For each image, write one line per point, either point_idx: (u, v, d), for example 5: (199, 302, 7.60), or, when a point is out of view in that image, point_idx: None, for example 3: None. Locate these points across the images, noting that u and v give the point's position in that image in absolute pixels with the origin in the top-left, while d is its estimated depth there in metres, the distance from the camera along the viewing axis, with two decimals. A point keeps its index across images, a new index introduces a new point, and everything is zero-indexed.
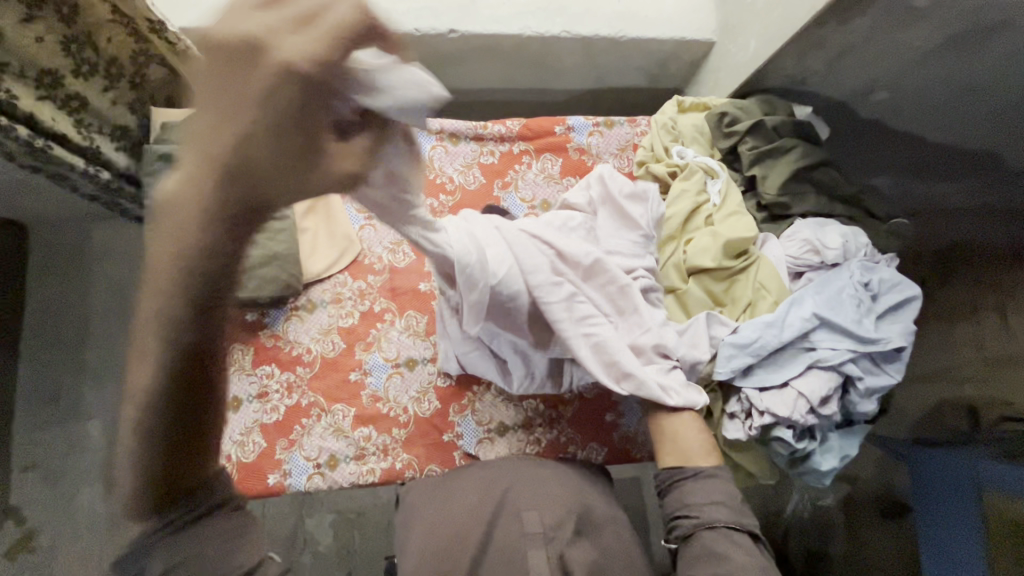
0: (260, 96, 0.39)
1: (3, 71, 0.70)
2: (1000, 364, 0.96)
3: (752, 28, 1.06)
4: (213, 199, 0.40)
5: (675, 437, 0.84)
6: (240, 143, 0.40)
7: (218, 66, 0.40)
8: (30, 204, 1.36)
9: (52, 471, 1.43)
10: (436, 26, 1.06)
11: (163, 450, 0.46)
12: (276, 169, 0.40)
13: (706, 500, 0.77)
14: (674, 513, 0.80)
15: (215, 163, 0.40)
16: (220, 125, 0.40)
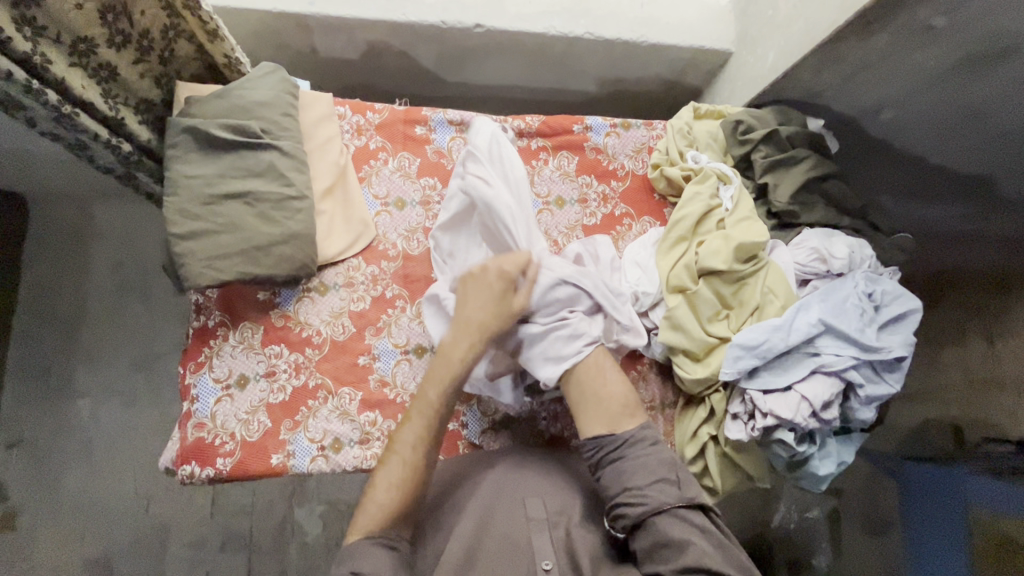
0: (481, 281, 0.84)
1: (40, 36, 0.71)
2: (982, 388, 0.99)
3: (772, 40, 1.08)
4: (469, 358, 0.82)
5: (608, 403, 0.83)
6: (487, 324, 0.82)
7: (475, 283, 0.84)
8: (34, 175, 1.34)
9: (35, 450, 1.39)
10: (463, 20, 1.07)
11: (394, 494, 0.74)
12: (479, 313, 0.83)
13: (648, 482, 0.76)
14: (615, 499, 0.77)
15: (470, 327, 0.83)
16: (467, 303, 0.84)
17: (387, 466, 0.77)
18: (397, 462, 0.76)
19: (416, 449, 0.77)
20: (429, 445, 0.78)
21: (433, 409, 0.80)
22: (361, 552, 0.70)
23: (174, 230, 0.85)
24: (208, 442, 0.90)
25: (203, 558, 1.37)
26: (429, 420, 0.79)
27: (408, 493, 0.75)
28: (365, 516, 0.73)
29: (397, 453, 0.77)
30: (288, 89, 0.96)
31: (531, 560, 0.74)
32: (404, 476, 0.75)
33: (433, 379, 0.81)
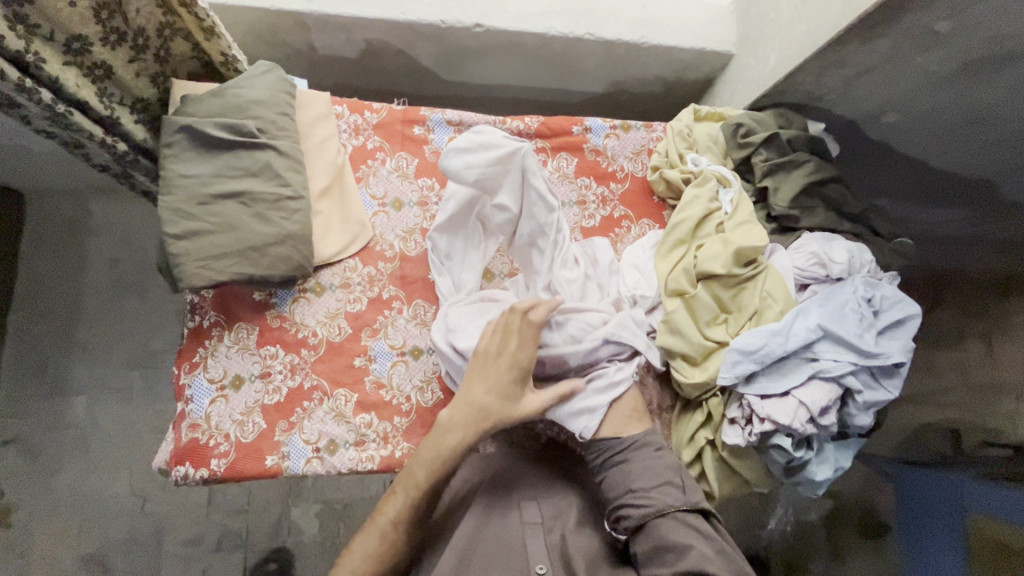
0: (492, 360, 0.81)
1: (33, 34, 0.71)
2: (980, 390, 0.99)
3: (774, 43, 1.07)
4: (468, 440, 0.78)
5: (619, 406, 0.86)
6: (490, 405, 0.79)
7: (485, 364, 0.81)
8: (29, 171, 1.33)
9: (30, 446, 1.39)
10: (463, 19, 1.06)
11: (374, 553, 0.74)
12: (486, 392, 0.80)
13: (651, 485, 0.77)
14: (618, 501, 0.78)
15: (471, 407, 0.79)
16: (473, 380, 0.81)
17: (365, 534, 0.76)
18: (375, 532, 0.76)
19: (396, 526, 0.76)
20: (413, 518, 0.77)
21: (419, 488, 0.77)
22: None
23: (169, 229, 0.84)
24: (202, 442, 0.89)
25: (198, 557, 1.37)
26: (416, 499, 0.77)
27: (387, 557, 0.75)
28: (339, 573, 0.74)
29: (376, 523, 0.76)
30: (286, 88, 0.95)
31: (525, 562, 0.71)
32: (383, 546, 0.75)
33: (424, 457, 0.79)
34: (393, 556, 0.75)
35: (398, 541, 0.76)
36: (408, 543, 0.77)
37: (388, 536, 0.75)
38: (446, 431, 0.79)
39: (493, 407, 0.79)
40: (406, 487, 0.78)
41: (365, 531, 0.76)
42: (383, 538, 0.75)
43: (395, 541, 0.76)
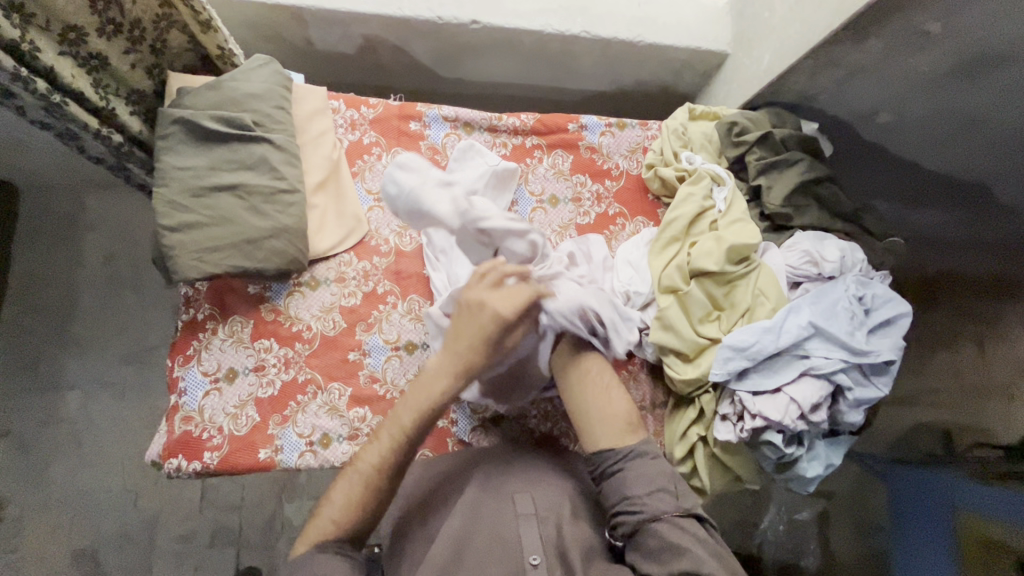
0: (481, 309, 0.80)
1: (28, 23, 0.71)
2: (979, 397, 0.97)
3: (768, 43, 1.08)
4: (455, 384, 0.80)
5: (612, 419, 0.85)
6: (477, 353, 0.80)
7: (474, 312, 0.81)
8: (23, 164, 1.33)
9: (22, 441, 1.38)
10: (459, 15, 1.06)
11: (355, 499, 0.75)
12: (472, 337, 0.80)
13: (647, 491, 0.78)
14: (616, 508, 0.79)
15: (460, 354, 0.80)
16: (461, 328, 0.81)
17: (346, 480, 0.76)
18: (357, 477, 0.76)
19: (379, 472, 0.76)
20: (394, 465, 0.77)
21: (405, 430, 0.78)
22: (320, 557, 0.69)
23: (163, 222, 0.84)
24: (196, 435, 0.89)
25: (190, 552, 1.37)
26: (399, 445, 0.78)
27: (367, 507, 0.75)
28: (317, 526, 0.74)
29: (358, 471, 0.76)
30: (282, 82, 0.96)
31: (519, 556, 0.72)
32: (365, 492, 0.75)
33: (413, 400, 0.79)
34: (371, 501, 0.75)
35: (380, 486, 0.76)
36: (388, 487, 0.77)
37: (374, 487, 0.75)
38: (433, 376, 0.80)
39: (480, 355, 0.80)
40: (392, 432, 0.78)
41: (346, 483, 0.76)
42: (364, 490, 0.75)
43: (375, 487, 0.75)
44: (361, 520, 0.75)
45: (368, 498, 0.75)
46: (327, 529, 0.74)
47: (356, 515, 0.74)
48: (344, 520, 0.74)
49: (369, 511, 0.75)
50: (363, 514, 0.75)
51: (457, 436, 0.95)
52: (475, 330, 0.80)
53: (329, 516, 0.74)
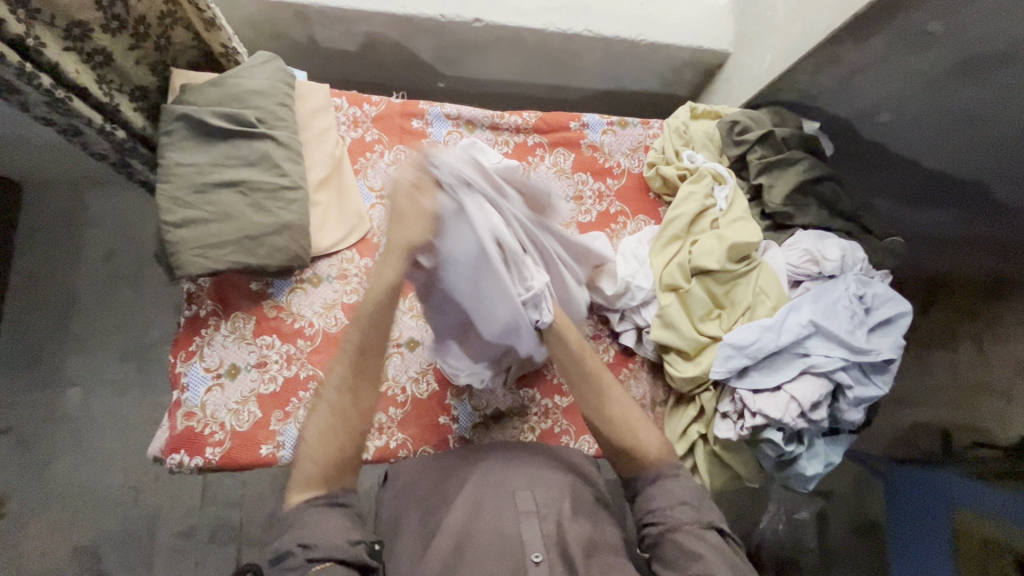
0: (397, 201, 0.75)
1: (34, 18, 0.71)
2: (975, 391, 1.01)
3: (769, 42, 1.08)
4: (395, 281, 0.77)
5: (641, 452, 0.83)
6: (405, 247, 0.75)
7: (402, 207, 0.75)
8: (26, 160, 1.33)
9: (24, 437, 1.39)
10: (462, 14, 1.07)
11: (325, 431, 0.76)
12: (396, 231, 0.75)
13: (669, 504, 0.78)
14: (641, 520, 0.80)
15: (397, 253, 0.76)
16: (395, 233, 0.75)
17: (318, 413, 0.77)
18: (324, 408, 0.77)
19: (345, 394, 0.77)
20: (358, 387, 0.78)
21: (358, 338, 0.77)
22: (311, 521, 0.71)
23: (166, 218, 0.84)
24: (197, 431, 0.89)
25: (191, 549, 1.37)
26: (358, 360, 0.78)
27: (341, 440, 0.76)
28: (301, 473, 0.75)
29: (324, 399, 0.77)
30: (284, 79, 0.96)
31: (520, 553, 0.71)
32: (335, 419, 0.76)
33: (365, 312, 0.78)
34: (340, 425, 0.76)
35: (347, 404, 0.77)
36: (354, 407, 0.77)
37: (352, 415, 0.77)
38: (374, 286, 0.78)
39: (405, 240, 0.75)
40: (350, 349, 0.78)
41: (321, 419, 0.76)
42: (342, 421, 0.76)
43: (341, 410, 0.77)
44: (338, 453, 0.75)
45: (338, 423, 0.76)
46: (309, 479, 0.74)
47: (334, 454, 0.75)
48: (323, 458, 0.75)
49: (342, 437, 0.76)
50: (337, 442, 0.76)
51: (458, 432, 0.95)
52: (405, 224, 0.74)
53: (308, 457, 0.75)
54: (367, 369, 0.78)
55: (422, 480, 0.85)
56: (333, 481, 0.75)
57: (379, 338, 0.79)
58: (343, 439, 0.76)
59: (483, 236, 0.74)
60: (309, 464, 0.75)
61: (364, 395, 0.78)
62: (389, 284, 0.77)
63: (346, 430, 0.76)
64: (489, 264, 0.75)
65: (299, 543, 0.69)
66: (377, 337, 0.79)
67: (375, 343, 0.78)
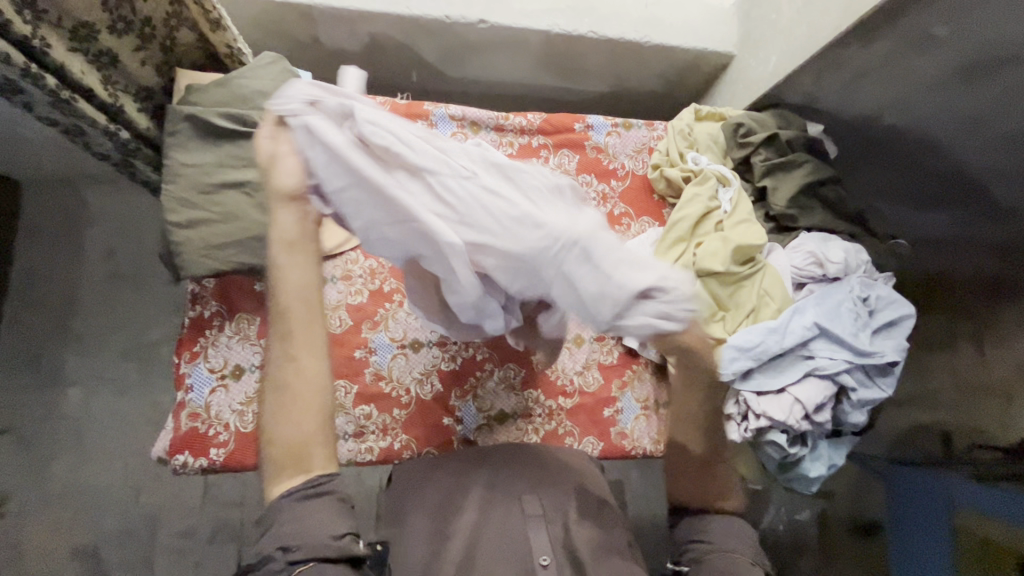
0: (271, 157, 0.71)
1: (40, 20, 0.70)
2: (971, 394, 1.06)
3: (774, 45, 1.09)
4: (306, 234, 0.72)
5: (709, 484, 0.85)
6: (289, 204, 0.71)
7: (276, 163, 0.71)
8: (28, 159, 1.33)
9: (24, 436, 1.38)
10: (467, 15, 1.07)
11: (278, 413, 0.70)
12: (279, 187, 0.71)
13: (723, 532, 0.80)
14: (688, 535, 0.81)
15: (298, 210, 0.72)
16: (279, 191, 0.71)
17: (266, 397, 0.71)
18: (269, 387, 0.71)
19: (287, 364, 0.71)
20: (299, 355, 0.72)
21: (287, 298, 0.72)
22: (296, 514, 0.67)
23: (172, 218, 0.84)
24: (202, 431, 0.89)
25: (192, 549, 1.37)
26: (290, 327, 0.72)
27: (300, 416, 0.70)
28: (274, 465, 0.70)
29: (267, 377, 0.72)
30: (290, 79, 0.94)
31: (527, 556, 0.72)
32: (281, 394, 0.71)
33: (288, 269, 0.72)
34: (289, 403, 0.70)
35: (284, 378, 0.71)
36: (296, 375, 0.71)
37: (295, 393, 0.71)
38: (292, 240, 0.72)
39: (291, 197, 0.71)
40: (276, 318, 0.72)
41: (270, 403, 0.71)
42: (288, 404, 0.70)
43: (285, 387, 0.71)
44: (298, 433, 0.70)
45: (285, 402, 0.70)
46: (279, 470, 0.70)
47: (296, 437, 0.70)
48: (290, 446, 0.70)
49: (293, 413, 0.70)
50: (290, 421, 0.70)
51: (462, 433, 0.96)
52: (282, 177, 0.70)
53: (270, 446, 0.70)
54: (298, 330, 0.71)
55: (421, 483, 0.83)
56: (307, 471, 0.71)
57: (309, 294, 0.72)
58: (299, 417, 0.70)
59: (342, 158, 0.66)
60: (277, 456, 0.70)
61: (303, 365, 0.71)
62: (297, 239, 0.72)
63: (294, 407, 0.70)
64: (377, 196, 0.66)
65: (280, 547, 0.66)
66: (307, 293, 0.72)
67: (301, 310, 0.72)
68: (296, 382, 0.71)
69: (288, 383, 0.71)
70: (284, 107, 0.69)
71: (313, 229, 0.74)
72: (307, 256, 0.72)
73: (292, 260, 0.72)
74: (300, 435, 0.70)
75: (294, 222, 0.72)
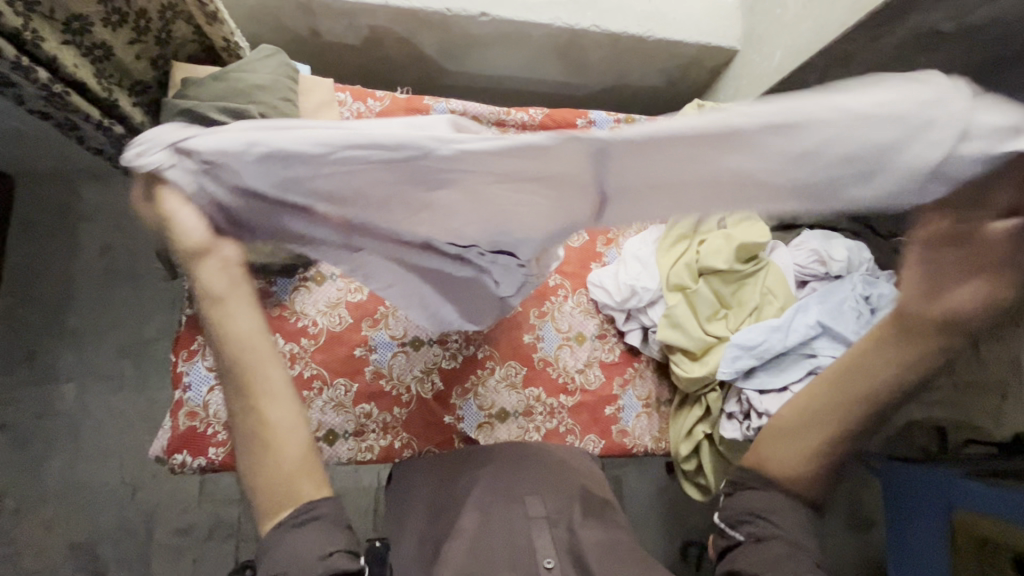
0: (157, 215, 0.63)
1: (33, 10, 0.68)
2: (967, 389, 1.08)
3: (779, 40, 1.08)
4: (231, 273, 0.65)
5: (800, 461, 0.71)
6: (200, 252, 0.63)
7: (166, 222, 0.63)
8: (20, 152, 1.31)
9: (19, 433, 1.37)
10: (468, 8, 1.05)
11: (255, 456, 0.64)
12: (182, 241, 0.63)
13: (785, 519, 0.68)
14: (755, 506, 0.70)
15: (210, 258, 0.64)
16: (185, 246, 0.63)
17: (240, 442, 0.65)
18: (238, 432, 0.65)
19: (254, 408, 0.64)
20: (263, 385, 0.65)
21: (233, 337, 0.64)
22: (285, 542, 0.61)
23: None
24: (200, 431, 0.88)
25: (190, 546, 1.36)
26: (241, 364, 0.64)
27: (277, 453, 0.64)
28: (269, 501, 0.64)
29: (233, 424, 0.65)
30: (288, 73, 0.94)
31: (531, 558, 0.70)
32: (253, 437, 0.64)
33: (223, 311, 0.65)
34: (267, 439, 0.64)
35: (255, 416, 0.64)
36: (262, 410, 0.64)
37: (271, 441, 0.64)
38: (219, 288, 0.65)
39: (200, 245, 0.63)
40: (227, 361, 0.65)
41: (245, 455, 0.64)
42: (269, 455, 0.64)
43: (255, 424, 0.64)
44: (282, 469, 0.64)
45: (263, 440, 0.64)
46: (271, 506, 0.64)
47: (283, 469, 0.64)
48: (277, 484, 0.64)
49: (272, 447, 0.64)
50: (272, 460, 0.64)
51: (463, 432, 0.95)
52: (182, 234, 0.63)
53: (257, 492, 0.64)
54: (256, 363, 0.65)
55: (424, 493, 0.83)
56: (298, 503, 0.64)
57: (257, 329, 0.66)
58: (279, 451, 0.64)
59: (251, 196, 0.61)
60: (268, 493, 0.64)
61: (269, 411, 0.65)
62: (225, 281, 0.65)
63: (272, 445, 0.64)
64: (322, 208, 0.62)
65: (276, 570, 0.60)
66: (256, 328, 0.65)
67: (251, 352, 0.65)
68: (263, 416, 0.64)
69: (257, 419, 0.64)
70: (147, 160, 0.60)
71: (240, 273, 0.66)
72: (239, 294, 0.65)
73: (225, 309, 0.64)
74: (280, 467, 0.64)
75: (211, 270, 0.64)
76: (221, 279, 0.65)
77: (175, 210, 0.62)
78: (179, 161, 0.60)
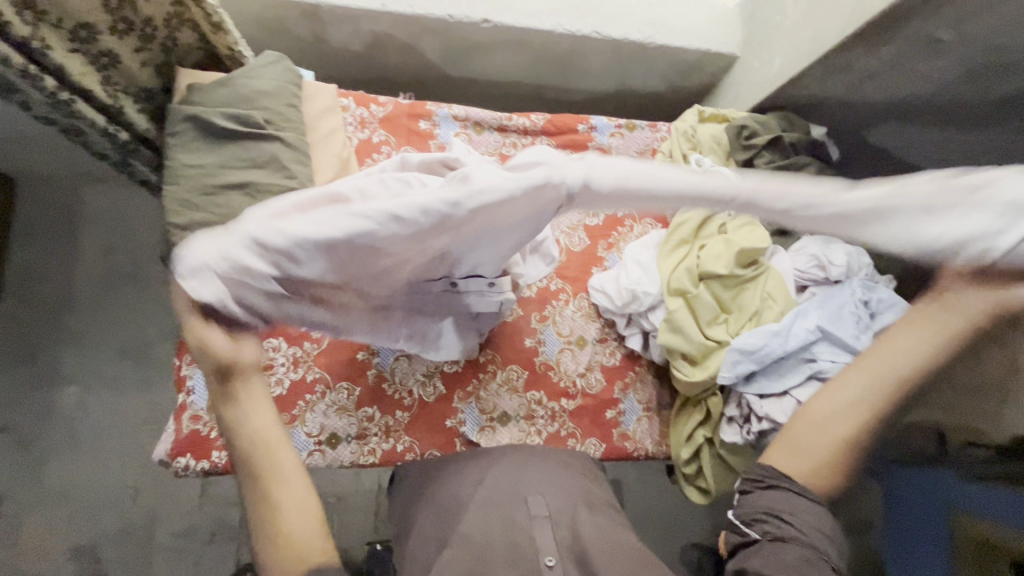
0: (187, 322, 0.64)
1: (41, 20, 0.69)
2: None
3: (778, 46, 1.09)
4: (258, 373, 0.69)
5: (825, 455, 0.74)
6: (230, 355, 0.66)
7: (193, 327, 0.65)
8: (23, 156, 1.31)
9: (21, 435, 1.37)
10: (470, 14, 1.06)
11: (272, 533, 0.64)
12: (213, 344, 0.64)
13: (807, 522, 0.70)
14: (776, 508, 0.72)
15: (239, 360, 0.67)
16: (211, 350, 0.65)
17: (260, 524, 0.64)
18: (266, 514, 0.64)
19: (273, 491, 0.65)
20: (287, 469, 0.67)
21: (254, 431, 0.67)
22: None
23: (173, 219, 0.83)
24: (204, 434, 0.89)
25: (191, 548, 1.37)
26: (261, 450, 0.67)
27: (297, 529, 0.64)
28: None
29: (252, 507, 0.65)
30: (292, 80, 0.95)
31: (532, 557, 0.70)
32: (270, 511, 0.65)
33: (249, 405, 0.68)
34: (282, 522, 0.64)
35: (278, 499, 0.65)
36: (286, 497, 0.65)
37: (280, 524, 0.64)
38: (254, 386, 0.68)
39: (230, 349, 0.66)
40: (251, 445, 0.67)
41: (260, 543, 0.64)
42: (286, 545, 0.63)
43: (276, 503, 0.65)
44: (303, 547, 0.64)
45: (281, 523, 0.64)
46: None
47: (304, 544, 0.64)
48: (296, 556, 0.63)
49: (287, 523, 0.64)
50: (286, 542, 0.64)
51: (465, 435, 0.96)
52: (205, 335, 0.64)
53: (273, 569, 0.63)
54: (279, 455, 0.67)
55: (433, 491, 0.83)
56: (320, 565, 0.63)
57: (278, 428, 0.69)
58: (299, 533, 0.64)
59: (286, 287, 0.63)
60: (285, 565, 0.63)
61: (293, 493, 0.66)
62: (251, 381, 0.68)
63: (294, 523, 0.64)
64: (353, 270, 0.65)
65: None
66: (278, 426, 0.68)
67: (270, 440, 0.67)
68: (284, 502, 0.65)
69: (279, 500, 0.65)
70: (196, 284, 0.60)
71: (259, 377, 0.69)
72: (265, 395, 0.69)
73: (252, 405, 0.68)
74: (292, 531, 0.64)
75: (243, 372, 0.67)
76: (250, 381, 0.68)
77: (202, 325, 0.64)
78: (220, 283, 0.60)
